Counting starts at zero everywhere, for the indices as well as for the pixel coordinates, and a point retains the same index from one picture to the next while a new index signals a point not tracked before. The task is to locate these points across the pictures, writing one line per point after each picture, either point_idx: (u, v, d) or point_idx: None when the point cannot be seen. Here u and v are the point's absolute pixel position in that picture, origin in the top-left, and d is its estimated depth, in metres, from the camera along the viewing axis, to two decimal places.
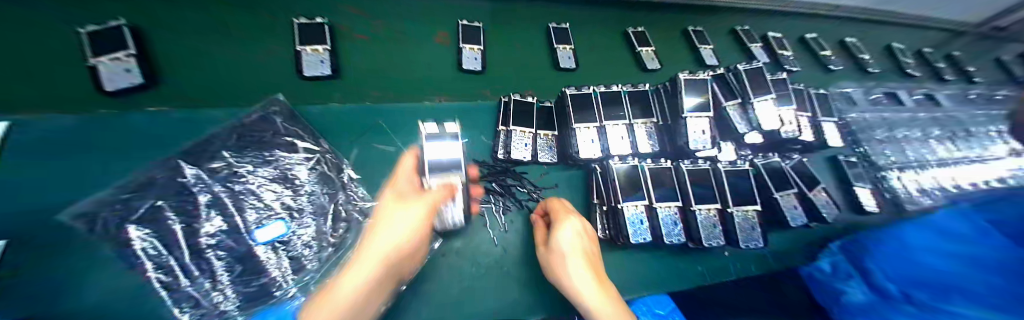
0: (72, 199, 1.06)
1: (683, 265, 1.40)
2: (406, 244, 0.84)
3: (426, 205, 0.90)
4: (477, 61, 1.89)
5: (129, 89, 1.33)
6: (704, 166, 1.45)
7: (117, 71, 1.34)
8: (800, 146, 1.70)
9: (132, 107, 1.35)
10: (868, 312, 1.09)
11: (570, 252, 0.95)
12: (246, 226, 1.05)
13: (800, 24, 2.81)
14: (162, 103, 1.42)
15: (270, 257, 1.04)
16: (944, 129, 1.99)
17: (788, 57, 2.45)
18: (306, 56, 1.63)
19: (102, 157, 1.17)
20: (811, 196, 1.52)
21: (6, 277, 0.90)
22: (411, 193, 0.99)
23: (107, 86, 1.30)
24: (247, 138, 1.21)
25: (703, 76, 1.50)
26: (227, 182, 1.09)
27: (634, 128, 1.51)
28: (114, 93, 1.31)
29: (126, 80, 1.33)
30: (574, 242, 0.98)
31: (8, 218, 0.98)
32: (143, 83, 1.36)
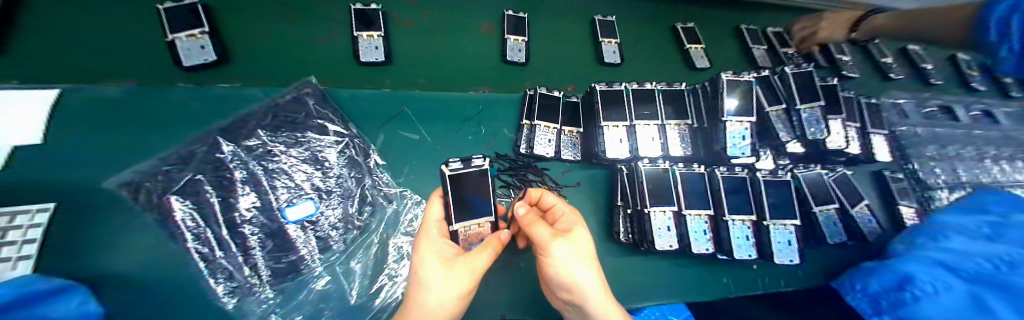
0: (118, 167, 1.13)
1: (708, 274, 1.38)
2: (452, 306, 0.73)
3: (475, 272, 0.76)
4: (521, 53, 1.86)
5: (203, 66, 1.43)
6: (741, 174, 1.38)
7: (194, 47, 1.44)
8: (844, 158, 1.57)
9: (206, 82, 1.45)
10: (879, 275, 1.16)
11: (591, 256, 0.79)
12: (276, 204, 1.09)
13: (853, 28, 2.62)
14: (229, 79, 1.48)
15: (300, 235, 1.09)
16: (1004, 150, 1.81)
17: (845, 62, 2.28)
18: (362, 42, 1.64)
19: (153, 130, 1.23)
20: (853, 213, 1.43)
21: (62, 238, 0.97)
22: (448, 245, 0.83)
23: (185, 62, 1.40)
24: (282, 118, 1.23)
25: (747, 77, 1.39)
26: (261, 160, 1.12)
27: (666, 130, 1.46)
28: (192, 68, 1.42)
29: (201, 57, 1.43)
30: (593, 245, 0.83)
31: (60, 183, 1.06)
32: (215, 60, 1.44)
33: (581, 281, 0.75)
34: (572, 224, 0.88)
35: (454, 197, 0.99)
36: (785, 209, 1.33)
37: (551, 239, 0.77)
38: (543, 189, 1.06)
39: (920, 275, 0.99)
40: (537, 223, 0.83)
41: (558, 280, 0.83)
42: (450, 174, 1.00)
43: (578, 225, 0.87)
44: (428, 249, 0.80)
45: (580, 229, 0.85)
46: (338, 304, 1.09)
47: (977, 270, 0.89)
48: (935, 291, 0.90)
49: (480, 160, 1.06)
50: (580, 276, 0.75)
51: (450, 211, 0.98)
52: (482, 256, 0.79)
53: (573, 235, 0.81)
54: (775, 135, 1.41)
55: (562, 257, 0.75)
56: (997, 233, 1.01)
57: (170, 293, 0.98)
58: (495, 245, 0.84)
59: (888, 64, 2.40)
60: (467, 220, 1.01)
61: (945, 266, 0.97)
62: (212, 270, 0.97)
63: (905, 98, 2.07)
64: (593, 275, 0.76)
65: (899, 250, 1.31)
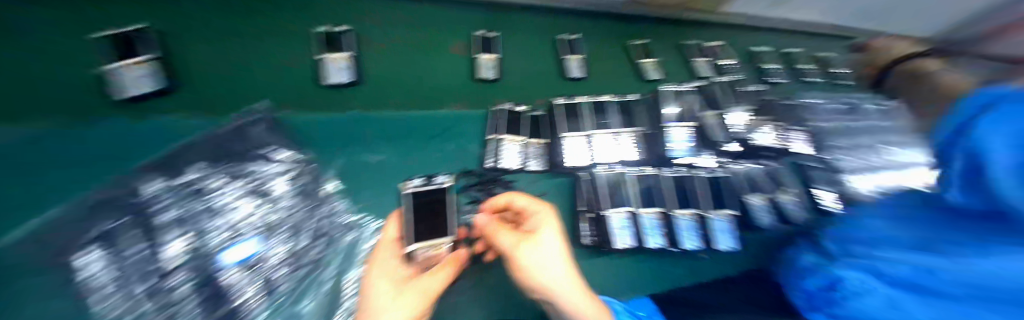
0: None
1: (668, 268, 1.47)
2: None
3: (427, 293, 0.84)
4: (493, 70, 1.90)
5: (150, 95, 1.19)
6: (684, 172, 1.54)
7: (135, 77, 1.19)
8: (769, 152, 1.75)
9: (149, 113, 1.19)
10: (813, 270, 1.11)
11: (554, 255, 0.86)
12: (213, 246, 0.98)
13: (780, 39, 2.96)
14: (178, 107, 1.25)
15: (241, 278, 0.97)
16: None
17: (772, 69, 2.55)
18: (329, 64, 1.54)
19: (41, 169, 1.00)
20: (780, 200, 1.62)
21: None
22: (401, 267, 0.90)
23: (127, 92, 1.16)
24: (224, 148, 1.19)
25: (685, 89, 1.70)
26: (193, 198, 1.04)
27: (622, 137, 1.58)
28: (135, 99, 1.17)
29: (139, 86, 1.18)
30: (558, 240, 0.91)
31: None
32: (163, 87, 1.22)
33: (544, 281, 0.83)
34: (538, 224, 0.96)
35: (410, 218, 1.00)
36: (727, 203, 1.48)
37: (511, 247, 0.91)
38: (509, 193, 1.06)
39: (846, 277, 0.98)
40: (502, 232, 0.98)
41: (527, 282, 0.91)
42: (411, 192, 1.08)
43: (544, 224, 0.95)
44: (381, 272, 0.88)
45: (543, 229, 0.93)
46: None
47: (900, 275, 0.91)
48: (859, 291, 0.92)
49: (442, 178, 1.17)
50: (542, 277, 0.84)
51: (403, 227, 0.97)
52: (437, 276, 0.89)
53: (535, 238, 0.91)
54: (712, 136, 1.64)
55: (527, 257, 0.86)
56: (936, 243, 0.95)
57: None
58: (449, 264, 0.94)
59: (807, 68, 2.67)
60: (424, 239, 0.93)
61: (874, 272, 0.96)
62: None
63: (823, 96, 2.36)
64: (554, 273, 0.83)
65: (820, 235, 1.41)
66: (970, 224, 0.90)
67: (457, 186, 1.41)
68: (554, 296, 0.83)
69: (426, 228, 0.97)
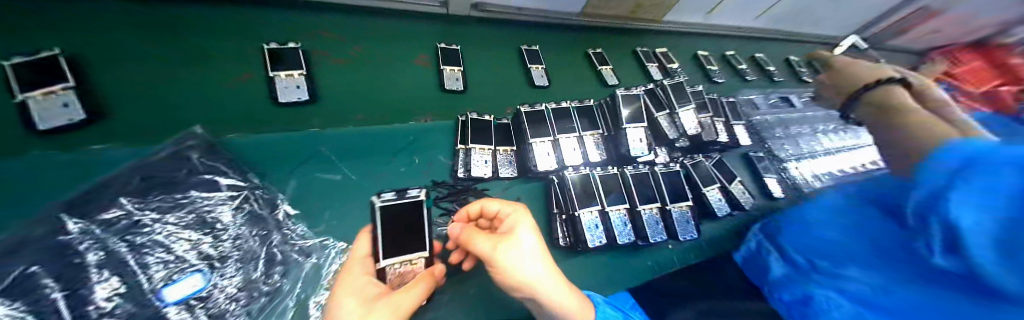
0: None
1: (638, 262, 1.54)
2: None
3: (397, 312, 0.73)
4: (459, 81, 1.93)
5: (69, 126, 1.16)
6: (644, 170, 1.60)
7: (54, 107, 1.16)
8: (718, 146, 1.95)
9: (73, 145, 1.17)
10: (788, 281, 1.27)
11: (534, 253, 0.81)
12: (150, 286, 0.86)
13: (721, 42, 3.27)
14: (108, 138, 1.23)
15: (185, 319, 0.87)
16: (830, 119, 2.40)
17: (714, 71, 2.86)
18: (280, 83, 1.55)
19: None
20: (731, 188, 1.78)
21: None
22: (372, 286, 0.80)
23: (40, 123, 1.12)
24: (155, 178, 1.08)
25: (636, 91, 1.73)
26: (125, 232, 0.91)
27: (585, 140, 1.64)
28: (52, 131, 1.14)
29: (64, 117, 1.16)
30: (537, 238, 0.85)
31: None
32: (86, 117, 1.20)
33: (529, 276, 0.79)
34: (514, 223, 0.88)
35: (382, 232, 0.98)
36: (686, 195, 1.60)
37: (491, 252, 0.80)
38: (481, 200, 1.04)
39: (819, 297, 1.10)
40: (476, 236, 0.85)
41: (513, 284, 0.85)
42: (382, 205, 1.01)
43: (519, 222, 0.88)
44: (348, 291, 0.78)
45: (520, 228, 0.85)
46: None
47: (860, 294, 1.00)
48: (830, 310, 1.04)
49: (415, 190, 1.10)
50: (527, 274, 0.79)
51: (376, 245, 0.95)
52: (414, 288, 0.79)
53: (512, 238, 0.82)
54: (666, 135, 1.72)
55: (507, 259, 0.78)
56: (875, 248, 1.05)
57: None
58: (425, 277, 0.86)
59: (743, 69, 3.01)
60: (397, 255, 0.97)
61: (838, 287, 1.07)
62: None
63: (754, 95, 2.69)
64: (540, 270, 0.79)
65: (783, 231, 1.53)
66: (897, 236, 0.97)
67: (433, 197, 1.42)
68: (539, 291, 0.81)
69: (398, 243, 0.99)
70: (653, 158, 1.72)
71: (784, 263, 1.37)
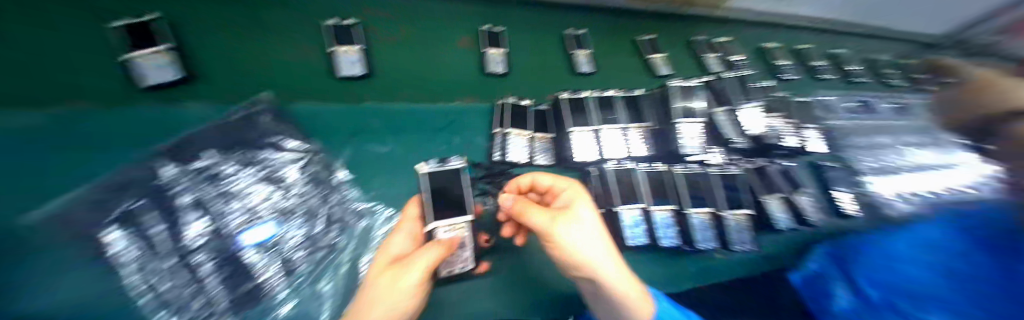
0: (27, 207, 1.01)
1: (683, 270, 1.39)
2: (400, 311, 0.72)
3: (399, 283, 0.70)
4: (501, 64, 1.90)
5: (172, 83, 1.30)
6: (697, 171, 1.51)
7: (153, 65, 1.28)
8: (785, 151, 1.77)
9: (174, 99, 1.31)
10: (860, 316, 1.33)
11: (592, 230, 0.84)
12: (232, 228, 1.10)
13: (791, 36, 2.96)
14: (197, 95, 1.36)
15: (260, 257, 1.09)
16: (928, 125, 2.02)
17: (784, 67, 2.56)
18: (340, 57, 1.59)
19: (79, 160, 1.13)
20: (797, 200, 1.60)
21: None
22: (399, 247, 0.91)
23: (151, 80, 1.26)
24: (234, 138, 1.29)
25: (694, 83, 1.64)
26: (212, 181, 1.16)
27: (630, 133, 1.60)
28: (158, 87, 1.29)
29: (162, 77, 1.28)
30: (596, 219, 0.89)
31: None
32: (183, 76, 1.33)
33: (586, 257, 0.80)
34: (571, 200, 0.94)
35: (428, 201, 1.02)
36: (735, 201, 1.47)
37: (550, 225, 0.82)
38: (532, 173, 1.10)
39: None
40: (531, 209, 0.87)
41: (566, 262, 0.86)
42: (428, 172, 1.05)
43: (578, 200, 0.93)
44: (384, 255, 0.89)
45: (578, 204, 0.90)
46: None
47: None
48: None
49: (456, 161, 1.11)
50: (585, 253, 0.80)
51: (423, 208, 1.02)
52: (424, 255, 0.74)
53: (572, 214, 0.86)
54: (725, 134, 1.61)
55: (571, 239, 0.80)
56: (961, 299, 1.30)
57: None
58: (441, 245, 0.81)
59: (818, 66, 2.69)
60: (446, 218, 0.99)
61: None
62: (161, 304, 0.94)
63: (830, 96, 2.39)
64: (597, 249, 0.81)
65: (857, 256, 1.49)
66: None
67: (472, 172, 1.47)
68: (595, 272, 0.81)
69: (442, 209, 1.00)
70: (710, 159, 1.58)
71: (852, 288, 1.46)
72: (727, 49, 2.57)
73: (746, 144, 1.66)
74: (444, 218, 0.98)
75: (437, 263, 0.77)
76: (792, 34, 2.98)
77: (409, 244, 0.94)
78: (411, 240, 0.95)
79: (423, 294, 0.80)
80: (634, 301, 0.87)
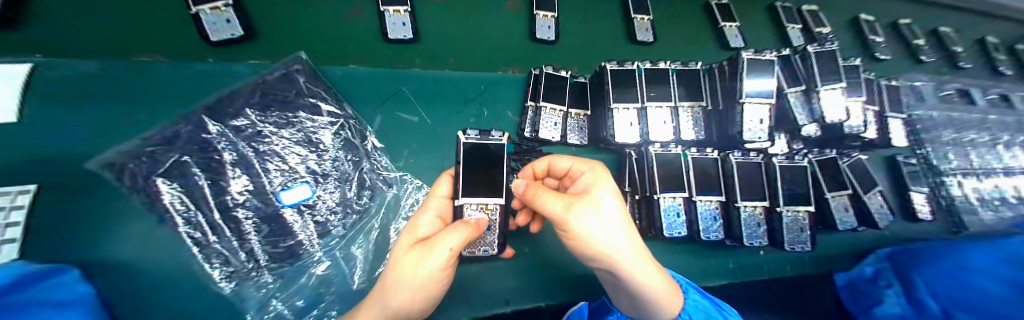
0: (91, 152, 1.13)
1: (716, 263, 1.55)
2: (425, 289, 0.71)
3: (419, 267, 0.67)
4: (551, 30, 1.83)
5: (230, 41, 1.44)
6: (755, 159, 1.43)
7: (220, 21, 1.44)
8: (860, 142, 1.66)
9: (235, 57, 1.47)
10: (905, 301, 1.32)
11: (615, 218, 0.73)
12: (272, 188, 1.17)
13: (895, 7, 2.63)
14: (255, 54, 1.50)
15: (297, 219, 1.19)
16: (962, 134, 1.98)
17: (879, 44, 2.38)
18: (389, 18, 1.62)
19: (132, 111, 1.25)
20: (866, 199, 1.55)
21: (64, 226, 1.04)
22: (429, 226, 0.84)
23: (213, 36, 1.40)
24: (270, 96, 1.28)
25: (769, 56, 1.38)
26: (251, 141, 1.19)
27: (679, 112, 1.50)
28: (219, 44, 1.43)
29: (228, 31, 1.43)
30: (619, 206, 0.76)
31: (30, 161, 1.07)
32: (242, 34, 1.45)
33: (608, 249, 0.71)
34: (592, 183, 0.82)
35: (462, 177, 1.02)
36: (775, 194, 1.43)
37: (564, 213, 0.73)
38: (548, 157, 1.00)
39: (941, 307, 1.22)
40: (542, 194, 0.78)
41: (583, 254, 0.79)
42: (468, 142, 1.04)
43: (598, 184, 0.80)
44: (411, 230, 0.82)
45: (599, 190, 0.78)
46: (339, 288, 1.21)
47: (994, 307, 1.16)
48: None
49: (498, 134, 1.09)
50: (606, 244, 0.70)
51: (456, 186, 1.02)
52: (453, 234, 0.71)
53: (591, 200, 0.75)
54: (792, 119, 1.44)
55: (588, 230, 0.70)
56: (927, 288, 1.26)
57: (159, 275, 1.07)
58: (468, 224, 0.79)
59: (920, 46, 2.45)
60: (476, 197, 1.03)
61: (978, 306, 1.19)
62: (208, 254, 1.06)
63: (924, 81, 2.24)
64: (620, 239, 0.71)
65: (912, 256, 1.44)
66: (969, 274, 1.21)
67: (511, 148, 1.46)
68: (618, 264, 0.72)
69: (472, 184, 1.03)
70: (768, 147, 1.50)
71: (906, 301, 1.31)
72: (818, 19, 2.30)
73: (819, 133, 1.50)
74: (474, 200, 1.03)
75: (463, 244, 0.74)
76: (891, 5, 2.63)
77: (438, 223, 0.89)
78: (440, 218, 0.92)
79: (450, 272, 0.78)
80: (662, 298, 0.78)
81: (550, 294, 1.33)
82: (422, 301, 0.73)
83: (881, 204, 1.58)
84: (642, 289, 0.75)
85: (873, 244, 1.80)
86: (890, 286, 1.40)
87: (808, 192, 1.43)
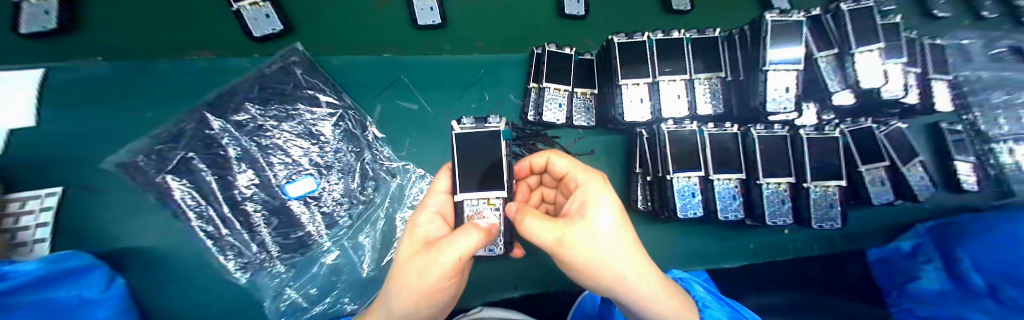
0: (107, 154, 1.40)
1: (714, 238, 1.56)
2: (423, 303, 0.64)
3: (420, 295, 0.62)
4: (580, 4, 1.67)
5: (272, 35, 1.45)
6: (781, 132, 1.34)
7: (262, 18, 1.43)
8: (898, 109, 1.52)
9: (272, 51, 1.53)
10: (942, 278, 1.19)
11: (613, 246, 0.64)
12: (275, 181, 1.25)
13: None
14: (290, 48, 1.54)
15: (303, 210, 1.25)
16: (1015, 96, 1.78)
17: (937, 0, 2.13)
18: (416, 2, 1.51)
19: (135, 111, 1.47)
20: (905, 172, 1.44)
21: (116, 212, 1.33)
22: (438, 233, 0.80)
23: (256, 33, 1.44)
24: (269, 90, 1.33)
25: (797, 17, 1.26)
26: (253, 136, 1.26)
27: (694, 85, 1.41)
28: (263, 39, 1.46)
29: (268, 26, 1.43)
30: (621, 229, 0.68)
31: (68, 160, 1.37)
32: (282, 29, 1.45)
33: (603, 279, 0.64)
34: (588, 202, 0.73)
35: (460, 167, 1.01)
36: (802, 169, 1.35)
37: (555, 244, 0.66)
38: (547, 153, 0.92)
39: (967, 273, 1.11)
40: (532, 218, 0.71)
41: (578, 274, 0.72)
42: (462, 131, 1.05)
43: (595, 201, 0.72)
44: (411, 241, 0.75)
45: (595, 209, 0.70)
46: (351, 275, 1.29)
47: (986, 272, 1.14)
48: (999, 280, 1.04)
49: (496, 120, 1.08)
50: (600, 274, 0.64)
51: (456, 179, 1.00)
52: (462, 240, 0.58)
53: (586, 225, 0.67)
54: (822, 86, 1.33)
55: (582, 260, 0.64)
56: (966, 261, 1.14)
57: (190, 249, 1.30)
58: (480, 227, 0.66)
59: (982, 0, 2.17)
60: (476, 191, 1.00)
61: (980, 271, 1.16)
62: (223, 246, 1.18)
63: (972, 40, 2.03)
64: (621, 270, 0.63)
65: (954, 228, 1.32)
66: (997, 236, 1.10)
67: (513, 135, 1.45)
68: (616, 291, 0.66)
69: (470, 176, 1.00)
70: (795, 118, 1.39)
71: (948, 278, 1.17)
72: None
73: (854, 100, 1.39)
74: (472, 195, 0.99)
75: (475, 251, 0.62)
76: None
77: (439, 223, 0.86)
78: (440, 216, 0.89)
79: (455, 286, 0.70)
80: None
81: (555, 280, 1.34)
82: (422, 313, 0.67)
83: (923, 175, 1.46)
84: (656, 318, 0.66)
85: (899, 219, 1.71)
86: (928, 262, 1.30)
87: (841, 166, 1.33)
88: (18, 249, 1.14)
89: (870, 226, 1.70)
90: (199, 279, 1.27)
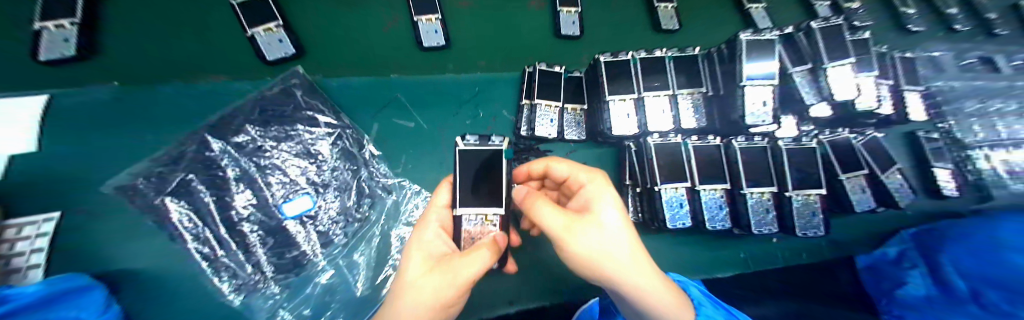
0: (106, 176, 1.40)
1: (709, 249, 1.57)
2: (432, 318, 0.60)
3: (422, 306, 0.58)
4: (575, 25, 1.76)
5: (283, 59, 1.51)
6: (761, 144, 1.39)
7: (275, 42, 1.50)
8: (875, 120, 1.58)
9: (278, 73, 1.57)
10: (925, 282, 1.23)
11: (619, 238, 0.66)
12: (274, 200, 1.28)
13: None
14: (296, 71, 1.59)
15: (300, 229, 1.27)
16: (988, 104, 1.86)
17: (910, 15, 2.25)
18: (422, 27, 1.60)
19: (133, 132, 1.48)
20: (884, 180, 1.47)
21: (110, 235, 1.32)
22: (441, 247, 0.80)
23: (268, 57, 1.49)
24: (268, 113, 1.37)
25: (769, 35, 1.33)
26: (252, 156, 1.30)
27: (678, 100, 1.46)
28: (273, 62, 1.51)
29: (281, 51, 1.49)
30: (625, 224, 0.70)
31: (66, 182, 1.36)
32: (294, 53, 1.51)
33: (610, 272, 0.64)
34: (593, 198, 0.76)
35: (460, 184, 1.03)
36: (784, 179, 1.37)
37: (564, 231, 0.67)
38: (546, 159, 0.95)
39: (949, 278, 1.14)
40: (541, 207, 0.72)
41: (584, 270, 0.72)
42: (466, 148, 1.05)
43: (598, 198, 0.74)
44: (417, 246, 0.78)
45: (601, 205, 0.72)
46: (346, 295, 1.27)
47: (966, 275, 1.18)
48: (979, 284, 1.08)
49: (498, 138, 1.08)
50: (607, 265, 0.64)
51: (455, 195, 1.01)
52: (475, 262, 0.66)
53: (593, 220, 0.69)
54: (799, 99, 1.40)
55: (590, 249, 0.64)
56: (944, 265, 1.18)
57: (185, 271, 1.28)
58: (489, 245, 0.74)
59: (952, 14, 2.29)
60: (474, 207, 1.01)
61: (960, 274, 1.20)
62: (218, 268, 1.17)
63: (943, 52, 2.14)
64: (626, 262, 0.64)
65: (936, 233, 1.36)
66: (975, 241, 1.14)
67: (512, 153, 1.49)
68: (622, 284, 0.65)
69: (472, 193, 1.02)
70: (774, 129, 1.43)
71: (933, 283, 1.20)
72: None
73: (830, 112, 1.45)
74: (470, 211, 1.00)
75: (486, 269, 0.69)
76: None
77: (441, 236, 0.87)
78: (443, 230, 0.91)
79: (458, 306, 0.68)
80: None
81: (550, 293, 1.33)
82: None
83: (901, 183, 1.51)
84: (665, 317, 0.66)
85: (887, 226, 1.74)
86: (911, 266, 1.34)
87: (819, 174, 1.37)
88: (12, 276, 1.13)
89: (861, 232, 1.73)
90: (192, 302, 1.25)
